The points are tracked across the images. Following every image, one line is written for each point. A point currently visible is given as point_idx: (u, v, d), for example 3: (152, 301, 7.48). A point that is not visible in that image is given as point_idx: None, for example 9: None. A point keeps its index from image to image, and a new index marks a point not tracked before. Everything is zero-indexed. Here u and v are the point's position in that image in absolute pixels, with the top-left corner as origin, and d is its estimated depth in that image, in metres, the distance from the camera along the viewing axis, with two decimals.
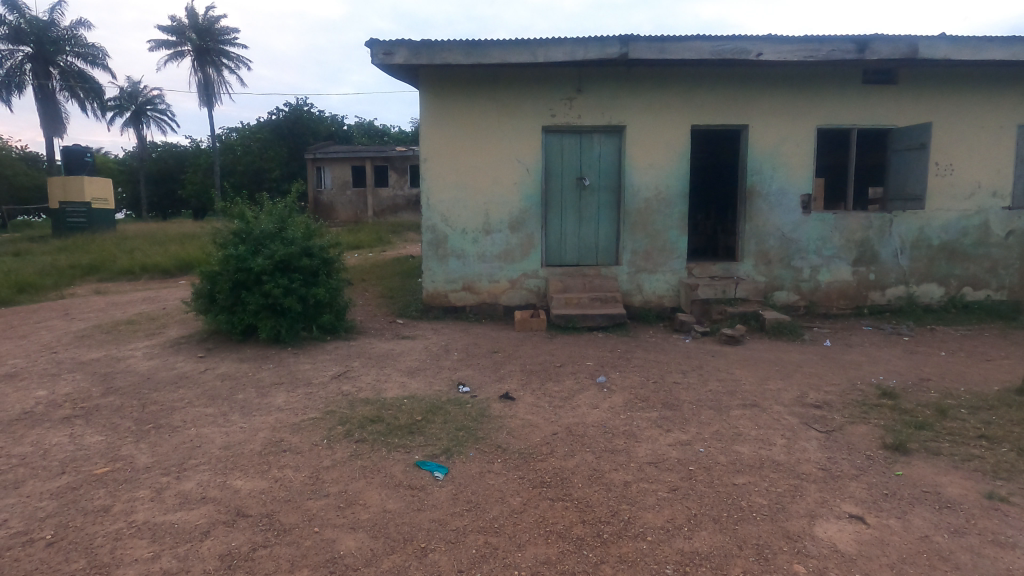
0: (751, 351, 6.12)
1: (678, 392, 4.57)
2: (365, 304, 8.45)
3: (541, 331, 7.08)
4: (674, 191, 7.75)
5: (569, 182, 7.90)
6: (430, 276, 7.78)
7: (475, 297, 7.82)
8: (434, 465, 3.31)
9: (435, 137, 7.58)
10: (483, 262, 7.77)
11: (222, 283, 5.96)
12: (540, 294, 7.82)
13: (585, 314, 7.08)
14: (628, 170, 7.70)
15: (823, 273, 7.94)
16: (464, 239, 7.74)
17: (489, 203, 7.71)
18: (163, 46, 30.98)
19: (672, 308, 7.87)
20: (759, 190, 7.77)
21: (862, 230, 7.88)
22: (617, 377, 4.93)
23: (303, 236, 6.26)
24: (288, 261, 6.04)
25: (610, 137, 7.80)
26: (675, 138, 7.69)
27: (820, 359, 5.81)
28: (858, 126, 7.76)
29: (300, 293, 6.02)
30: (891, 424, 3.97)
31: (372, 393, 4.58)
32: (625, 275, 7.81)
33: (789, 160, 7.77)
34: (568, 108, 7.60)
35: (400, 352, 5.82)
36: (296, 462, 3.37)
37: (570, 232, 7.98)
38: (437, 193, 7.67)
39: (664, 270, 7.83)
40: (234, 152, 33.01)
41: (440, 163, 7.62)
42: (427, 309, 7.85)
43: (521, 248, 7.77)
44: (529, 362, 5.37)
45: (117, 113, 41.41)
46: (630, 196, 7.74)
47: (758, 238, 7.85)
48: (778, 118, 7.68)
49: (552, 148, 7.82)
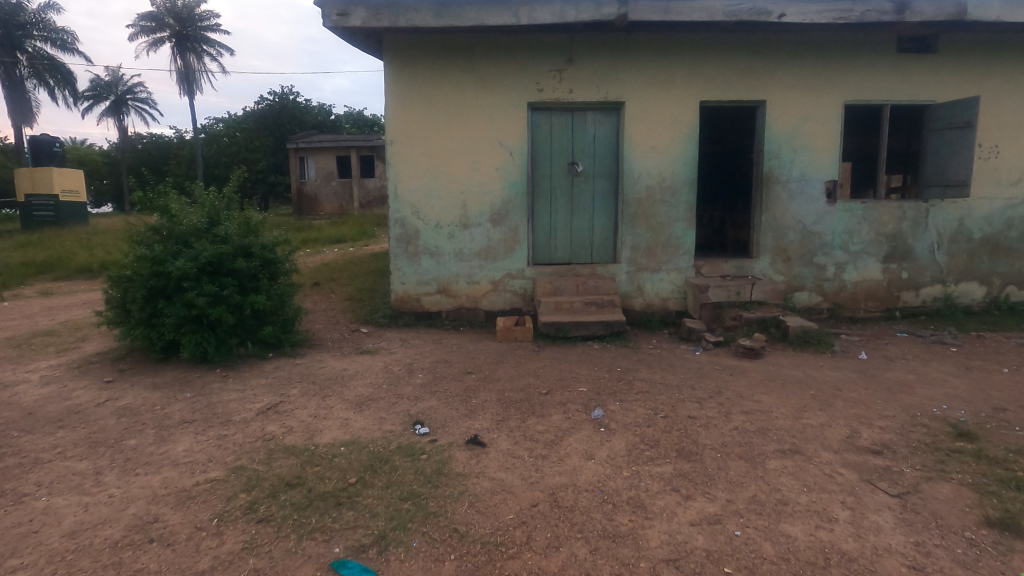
0: (776, 369, 5.13)
1: (695, 433, 3.57)
2: (326, 310, 7.40)
3: (526, 342, 6.05)
4: (680, 178, 6.73)
5: (559, 167, 6.86)
6: (399, 278, 6.74)
7: (451, 302, 6.79)
8: (358, 570, 2.34)
9: (403, 116, 6.53)
10: (461, 260, 6.74)
11: (136, 291, 4.90)
12: (527, 297, 6.80)
13: (579, 322, 6.06)
14: (627, 153, 6.66)
15: (849, 271, 6.97)
16: (438, 234, 6.70)
17: (467, 192, 6.67)
18: (140, 32, 29.69)
19: (678, 313, 6.88)
20: (778, 177, 6.78)
21: (893, 222, 6.90)
22: (616, 410, 3.93)
23: (239, 233, 5.25)
24: (220, 264, 5.03)
25: (606, 115, 6.77)
26: (682, 116, 6.65)
27: (860, 379, 4.83)
28: (891, 101, 6.75)
29: (234, 302, 5.00)
30: (983, 483, 3.00)
31: (302, 437, 3.55)
32: (624, 274, 6.80)
33: (812, 141, 6.76)
34: (557, 81, 6.54)
35: (353, 374, 4.78)
36: (159, 565, 2.38)
37: (561, 226, 6.95)
38: (407, 181, 6.62)
39: (668, 269, 6.83)
40: (216, 142, 31.70)
41: (410, 146, 6.58)
42: (394, 315, 6.83)
43: (505, 245, 6.74)
44: (509, 389, 4.36)
45: (97, 102, 40.08)
46: (629, 183, 6.70)
47: (776, 232, 6.87)
48: (800, 92, 6.66)
49: (540, 129, 6.78)
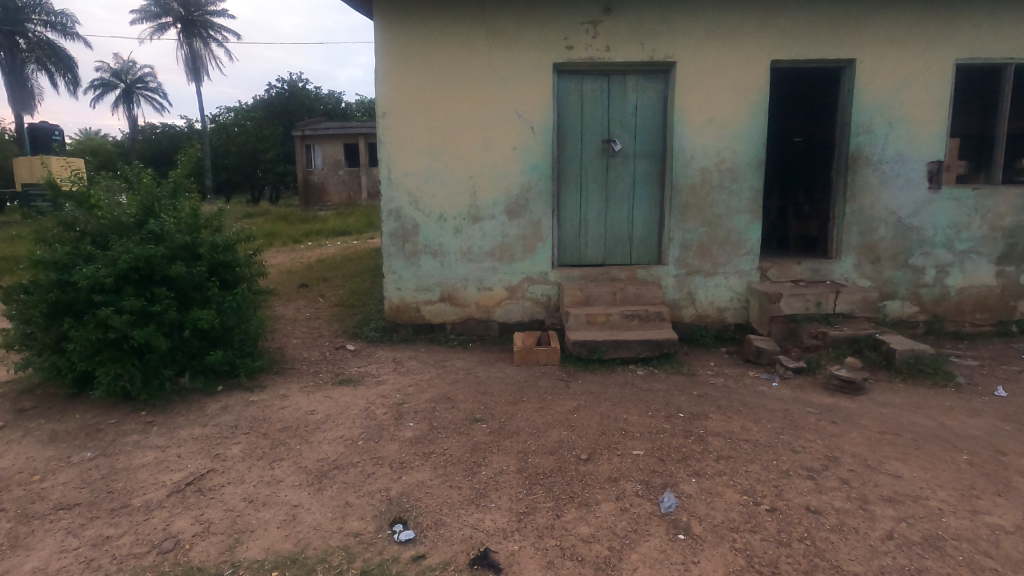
0: (895, 413, 3.82)
1: (828, 548, 2.31)
2: (309, 320, 6.16)
3: (552, 367, 4.76)
4: (743, 158, 5.38)
5: (591, 145, 5.53)
6: (393, 282, 5.48)
7: (458, 312, 5.53)
8: None
9: (398, 82, 5.25)
10: (469, 261, 5.46)
11: (35, 307, 3.70)
12: (551, 306, 5.51)
13: (619, 341, 4.78)
14: (678, 127, 5.31)
15: (954, 275, 5.58)
16: (441, 229, 5.43)
17: (477, 177, 5.38)
18: (145, 18, 28.72)
19: (738, 326, 5.56)
20: (868, 157, 5.40)
21: (1012, 213, 5.50)
22: (693, 495, 2.66)
23: (180, 229, 4.08)
24: (152, 270, 3.85)
25: (650, 80, 5.43)
26: (748, 81, 5.28)
27: (1019, 433, 3.51)
28: (1014, 61, 5.32)
29: (168, 321, 3.80)
30: None
31: (223, 547, 2.35)
32: (671, 279, 5.49)
33: (912, 112, 5.36)
34: (591, 36, 5.20)
35: (321, 421, 3.54)
36: None
37: (593, 218, 5.63)
38: (403, 163, 5.35)
39: (727, 271, 5.50)
40: (222, 131, 30.61)
41: (406, 120, 5.30)
42: (388, 328, 5.58)
43: (524, 242, 5.45)
44: (533, 451, 3.09)
45: (105, 90, 39.39)
46: (680, 165, 5.36)
47: (863, 226, 5.50)
48: (899, 49, 5.25)
49: (567, 98, 5.45)
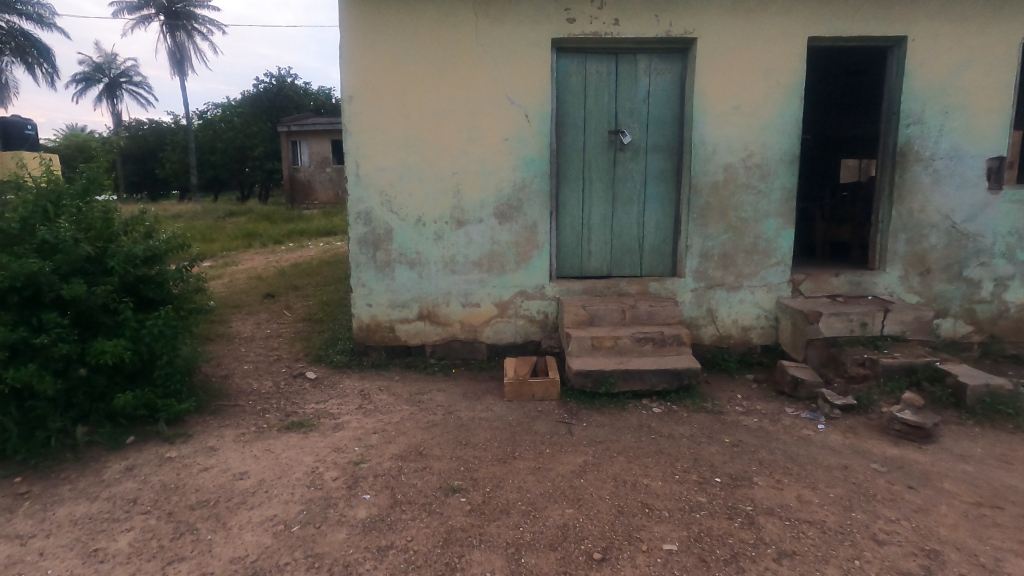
0: (982, 473, 3.04)
1: None
2: (268, 339, 5.31)
3: (550, 403, 3.95)
4: (773, 152, 4.59)
5: (596, 137, 4.72)
6: (363, 297, 4.65)
7: (439, 332, 4.70)
8: None
9: (367, 59, 4.41)
10: (452, 272, 4.64)
11: None
12: (548, 325, 4.70)
13: (632, 371, 3.97)
14: (698, 115, 4.51)
15: (1016, 289, 4.81)
16: (419, 234, 4.60)
17: (462, 173, 4.56)
18: (126, 9, 27.65)
19: (766, 348, 4.77)
20: (919, 152, 4.62)
21: None
22: None
23: (84, 237, 3.30)
24: (41, 291, 3.07)
25: (665, 61, 4.62)
26: (780, 61, 4.48)
27: None
28: None
29: (60, 355, 3.01)
30: None
31: None
32: (689, 293, 4.70)
33: (972, 99, 4.58)
34: (596, 7, 4.38)
35: (250, 491, 2.72)
36: None
37: (597, 221, 4.82)
38: (374, 156, 4.51)
39: (754, 285, 4.71)
40: (207, 126, 29.57)
41: (378, 105, 4.46)
42: (357, 351, 4.75)
43: (516, 250, 4.63)
44: (529, 546, 2.28)
45: (88, 84, 38.27)
46: (700, 160, 4.56)
47: (912, 233, 4.72)
48: (958, 25, 4.47)
49: (568, 80, 4.63)
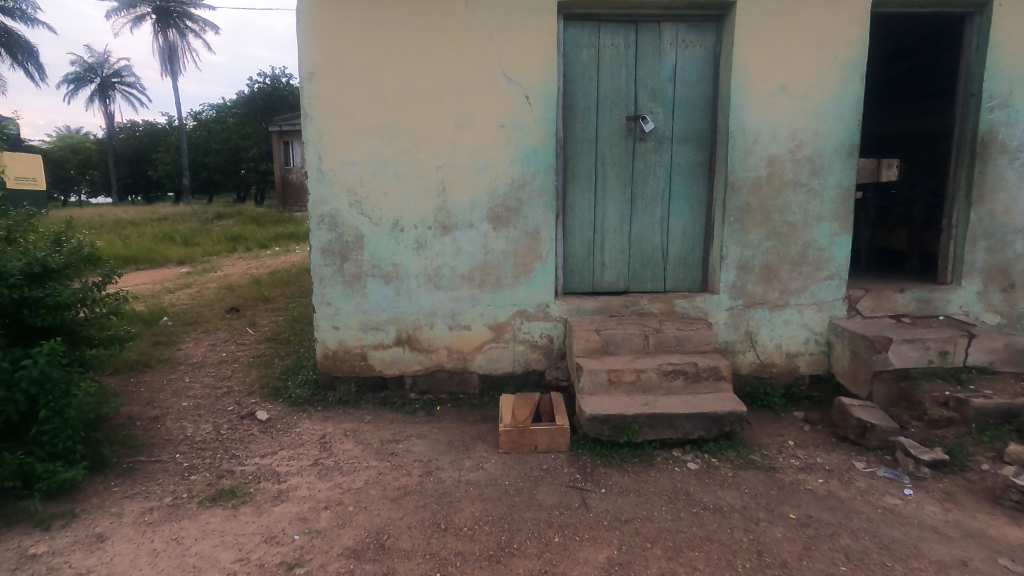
0: None
1: None
2: (220, 366, 4.46)
3: (557, 457, 3.11)
4: (827, 142, 3.76)
5: (611, 124, 3.89)
6: (328, 318, 3.82)
7: (421, 360, 3.86)
8: None
9: (331, 28, 3.58)
10: (436, 289, 3.81)
11: None
12: (552, 352, 3.87)
13: (660, 416, 3.14)
14: (737, 97, 3.68)
15: None
16: (397, 242, 3.77)
17: (448, 167, 3.73)
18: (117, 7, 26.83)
19: (816, 378, 3.95)
20: (1004, 142, 3.80)
21: None
22: None
23: None
24: None
25: (694, 31, 3.80)
26: (836, 30, 3.66)
27: None
28: None
29: None
30: None
31: None
32: (723, 313, 3.87)
33: None
34: None
35: None
36: None
37: (612, 226, 3.99)
38: (340, 147, 3.68)
39: (803, 303, 3.88)
40: (199, 127, 28.70)
41: (345, 85, 3.63)
42: (321, 384, 3.91)
43: (515, 261, 3.80)
44: None
45: (80, 84, 37.47)
46: (738, 151, 3.74)
47: (993, 240, 3.89)
48: None
49: (577, 55, 3.80)
